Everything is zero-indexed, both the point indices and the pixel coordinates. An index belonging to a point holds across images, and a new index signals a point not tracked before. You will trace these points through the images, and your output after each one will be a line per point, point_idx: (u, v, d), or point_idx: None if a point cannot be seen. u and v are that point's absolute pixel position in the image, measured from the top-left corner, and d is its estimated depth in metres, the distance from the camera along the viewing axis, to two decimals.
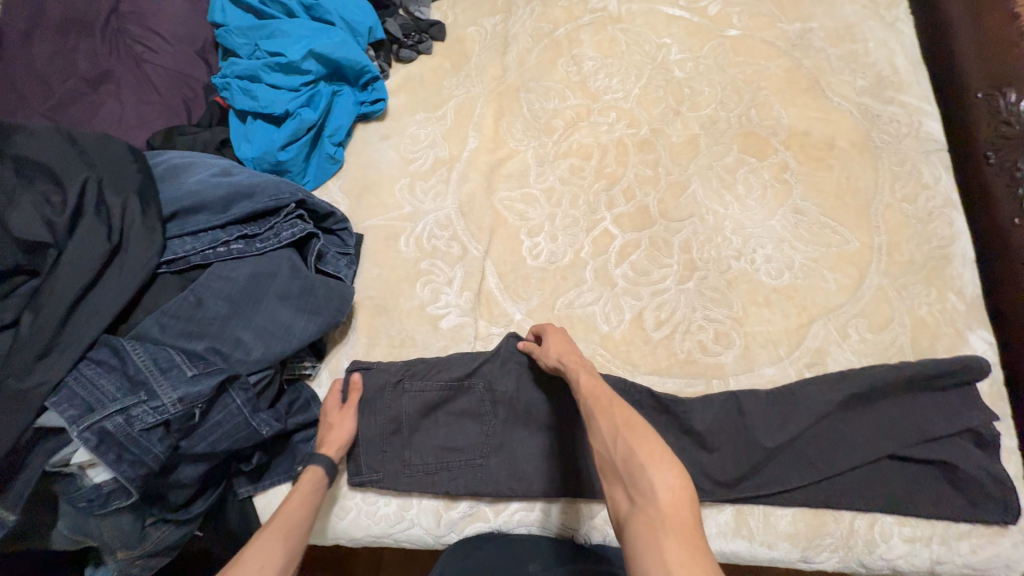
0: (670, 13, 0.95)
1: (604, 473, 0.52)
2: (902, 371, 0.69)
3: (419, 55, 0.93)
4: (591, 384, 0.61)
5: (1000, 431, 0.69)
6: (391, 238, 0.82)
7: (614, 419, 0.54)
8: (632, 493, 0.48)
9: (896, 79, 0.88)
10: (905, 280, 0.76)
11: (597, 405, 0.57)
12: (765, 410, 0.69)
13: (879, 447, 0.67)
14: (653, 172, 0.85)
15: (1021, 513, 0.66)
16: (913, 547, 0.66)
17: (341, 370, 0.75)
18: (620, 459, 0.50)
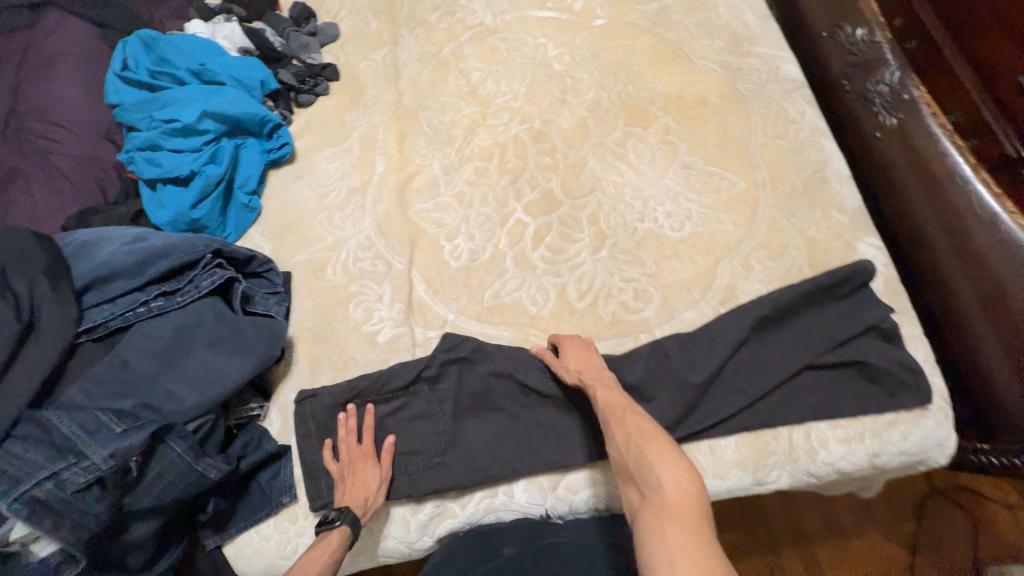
0: (541, 16, 1.03)
1: (621, 476, 0.58)
2: (803, 287, 0.74)
3: (318, 97, 0.99)
4: (607, 395, 0.66)
5: (899, 321, 0.75)
6: (318, 269, 0.85)
7: (628, 427, 0.60)
8: (643, 491, 0.53)
9: (749, 34, 0.97)
10: (792, 207, 0.83)
11: (612, 415, 0.64)
12: (690, 352, 0.74)
13: (796, 360, 0.72)
14: (552, 159, 0.91)
15: (935, 393, 0.72)
16: (852, 448, 0.70)
17: (289, 404, 0.77)
18: (633, 461, 0.56)
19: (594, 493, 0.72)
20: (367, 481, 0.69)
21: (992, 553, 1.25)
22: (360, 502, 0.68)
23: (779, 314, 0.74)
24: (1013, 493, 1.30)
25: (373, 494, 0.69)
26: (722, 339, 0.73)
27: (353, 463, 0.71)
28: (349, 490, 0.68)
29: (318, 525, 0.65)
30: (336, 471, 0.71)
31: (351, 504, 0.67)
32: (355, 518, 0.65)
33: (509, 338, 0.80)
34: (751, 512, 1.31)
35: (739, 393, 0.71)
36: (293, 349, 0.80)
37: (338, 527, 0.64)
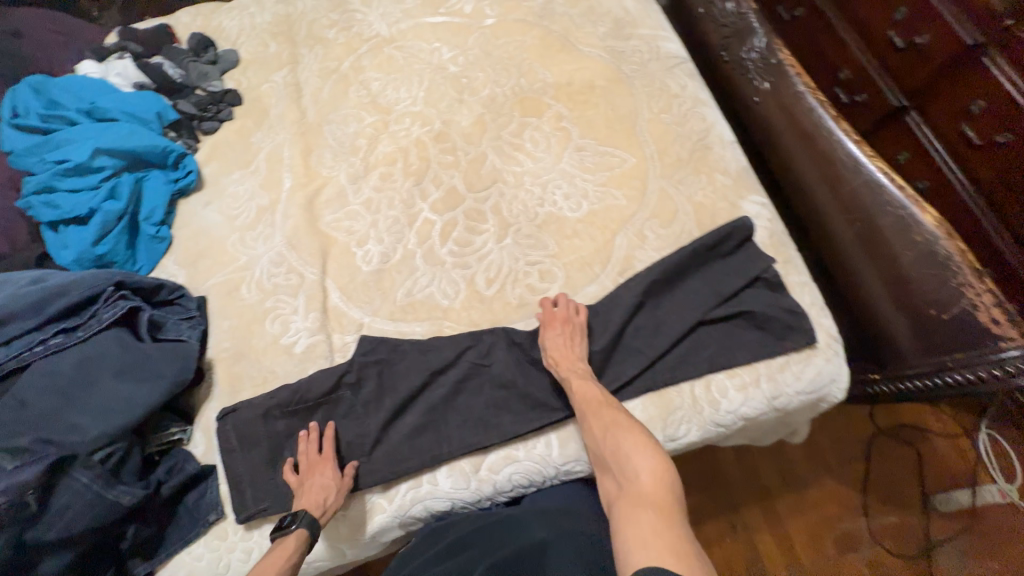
0: (434, 21, 1.07)
1: (600, 467, 0.65)
2: (688, 248, 0.78)
3: (222, 123, 1.01)
4: (583, 389, 0.70)
5: (783, 270, 0.80)
6: (233, 290, 0.87)
7: (605, 420, 0.66)
8: (622, 480, 0.60)
9: (630, 19, 1.02)
10: (679, 175, 0.87)
11: (588, 408, 0.69)
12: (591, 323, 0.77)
13: (687, 318, 0.76)
14: (453, 157, 0.94)
15: (820, 333, 0.77)
16: (750, 393, 0.74)
17: (211, 424, 0.77)
18: (612, 454, 0.63)
19: (515, 469, 0.74)
20: (325, 485, 0.68)
21: (940, 483, 1.30)
22: (318, 505, 0.67)
23: (667, 278, 0.78)
24: (951, 423, 1.36)
25: (330, 500, 0.68)
26: (619, 307, 0.77)
27: (312, 470, 0.70)
28: (307, 494, 0.68)
29: (275, 531, 0.65)
30: (296, 476, 0.70)
31: (310, 508, 0.66)
32: (310, 524, 0.65)
33: (423, 332, 0.82)
34: (711, 477, 1.34)
35: (637, 356, 0.75)
36: (213, 371, 0.81)
37: (293, 531, 0.64)
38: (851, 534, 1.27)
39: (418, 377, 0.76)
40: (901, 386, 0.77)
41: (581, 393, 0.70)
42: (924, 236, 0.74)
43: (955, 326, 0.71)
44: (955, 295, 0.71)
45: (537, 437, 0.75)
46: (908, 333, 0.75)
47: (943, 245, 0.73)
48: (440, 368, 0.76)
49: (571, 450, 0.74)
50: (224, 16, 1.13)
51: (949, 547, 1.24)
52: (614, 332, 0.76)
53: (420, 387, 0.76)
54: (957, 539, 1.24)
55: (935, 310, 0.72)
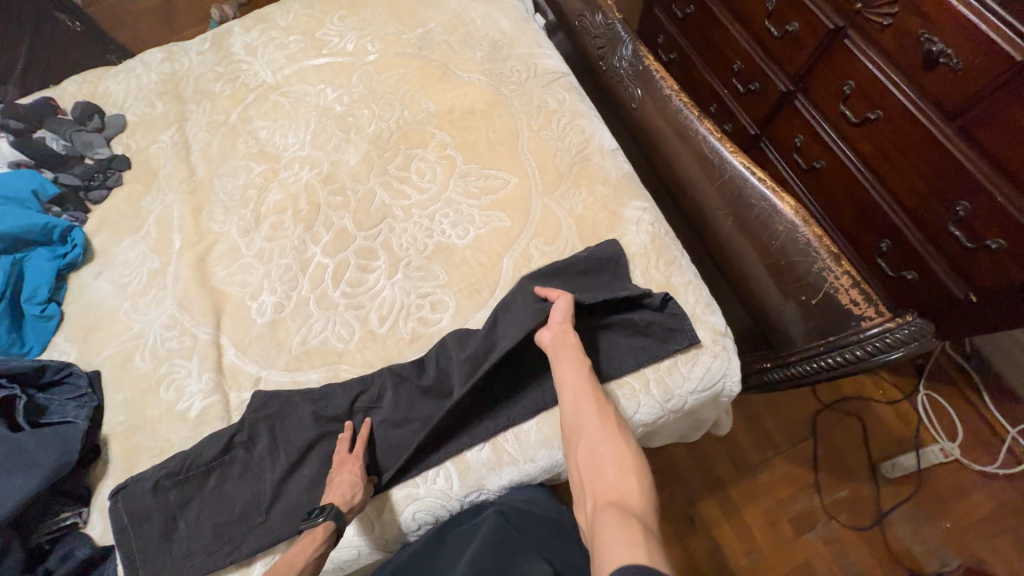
0: (317, 63, 1.08)
1: (584, 467, 0.59)
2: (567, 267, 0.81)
3: (111, 190, 1.00)
4: (587, 383, 0.67)
5: (664, 273, 0.82)
6: (126, 360, 0.85)
7: (606, 421, 0.62)
8: (613, 489, 0.55)
9: (506, 40, 1.05)
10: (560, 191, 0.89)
11: (592, 402, 0.65)
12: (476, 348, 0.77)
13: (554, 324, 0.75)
14: (343, 198, 0.95)
15: (702, 330, 0.78)
16: (642, 400, 0.75)
17: (105, 502, 0.75)
18: (608, 457, 0.58)
19: (418, 507, 0.73)
20: (353, 481, 0.69)
21: (885, 451, 1.31)
22: (344, 498, 0.68)
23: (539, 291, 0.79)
24: (893, 390, 1.38)
25: (359, 493, 0.69)
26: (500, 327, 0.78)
27: (339, 467, 0.72)
28: (334, 489, 0.69)
29: (304, 524, 0.66)
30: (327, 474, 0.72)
31: (337, 501, 0.67)
32: (337, 516, 0.65)
33: (318, 379, 0.81)
34: (665, 475, 1.31)
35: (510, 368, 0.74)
36: (108, 447, 0.80)
37: (321, 523, 0.65)
38: (806, 513, 1.26)
39: (311, 428, 0.75)
40: (789, 372, 0.75)
41: (589, 389, 0.66)
42: (786, 225, 0.76)
43: (824, 309, 0.73)
44: (820, 280, 0.73)
45: (436, 472, 0.74)
46: (798, 321, 0.76)
47: (804, 232, 0.74)
48: (334, 416, 0.76)
49: (473, 480, 0.74)
50: (110, 80, 1.13)
51: (900, 513, 1.24)
52: (493, 347, 0.76)
53: (315, 437, 0.75)
54: (908, 504, 1.25)
55: (806, 295, 0.74)
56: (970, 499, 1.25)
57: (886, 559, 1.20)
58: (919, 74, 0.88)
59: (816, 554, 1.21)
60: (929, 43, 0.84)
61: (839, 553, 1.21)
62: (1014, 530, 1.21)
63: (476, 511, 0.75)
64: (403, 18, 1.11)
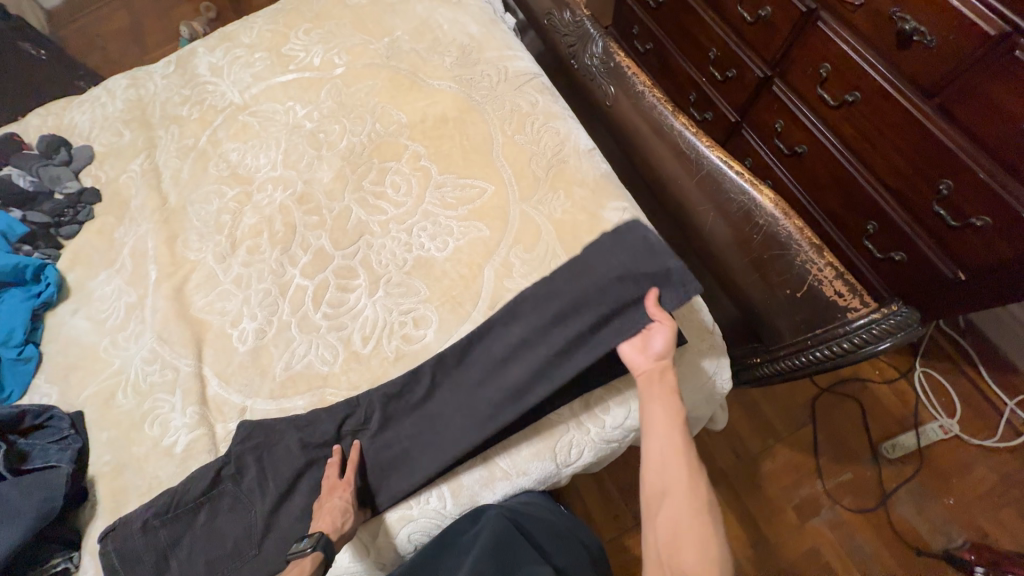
0: (284, 79, 1.06)
1: (664, 539, 0.58)
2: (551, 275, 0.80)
3: (82, 224, 0.99)
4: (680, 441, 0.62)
5: None
6: (108, 398, 0.84)
7: (695, 493, 0.59)
8: (690, 560, 0.55)
9: (475, 45, 1.03)
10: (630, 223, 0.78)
11: (685, 468, 0.61)
12: (497, 371, 0.75)
13: (593, 349, 0.71)
14: (319, 217, 0.93)
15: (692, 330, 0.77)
16: (684, 386, 0.76)
17: (95, 544, 0.74)
18: (693, 538, 0.56)
19: (413, 528, 0.72)
20: (344, 507, 0.69)
21: (885, 431, 1.31)
22: (335, 526, 0.67)
23: (581, 316, 0.73)
24: (889, 369, 1.38)
25: (349, 518, 0.68)
26: (532, 344, 0.75)
27: (331, 490, 0.71)
28: (324, 516, 0.68)
29: (291, 554, 0.63)
30: (319, 501, 0.71)
31: (327, 530, 0.66)
32: (325, 543, 0.64)
33: (305, 406, 0.80)
34: None
35: (527, 392, 0.72)
36: (96, 488, 0.79)
37: (310, 553, 0.62)
38: (810, 499, 1.25)
39: (299, 456, 0.74)
40: (779, 367, 0.74)
41: (673, 441, 0.62)
42: (768, 218, 0.75)
43: (808, 302, 0.72)
44: (803, 272, 0.72)
45: (429, 492, 0.73)
46: (785, 316, 0.75)
47: (785, 225, 0.73)
48: (322, 442, 0.75)
49: (466, 498, 0.73)
50: (75, 110, 1.10)
51: (903, 492, 1.24)
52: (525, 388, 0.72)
53: (304, 465, 0.74)
54: (911, 483, 1.25)
55: (791, 289, 0.73)
56: (973, 475, 1.25)
57: (892, 539, 1.20)
58: (895, 53, 0.87)
59: (822, 540, 1.21)
60: (903, 21, 0.82)
61: (846, 536, 1.21)
62: (1016, 502, 1.21)
63: (478, 513, 0.71)
64: (369, 27, 1.09)
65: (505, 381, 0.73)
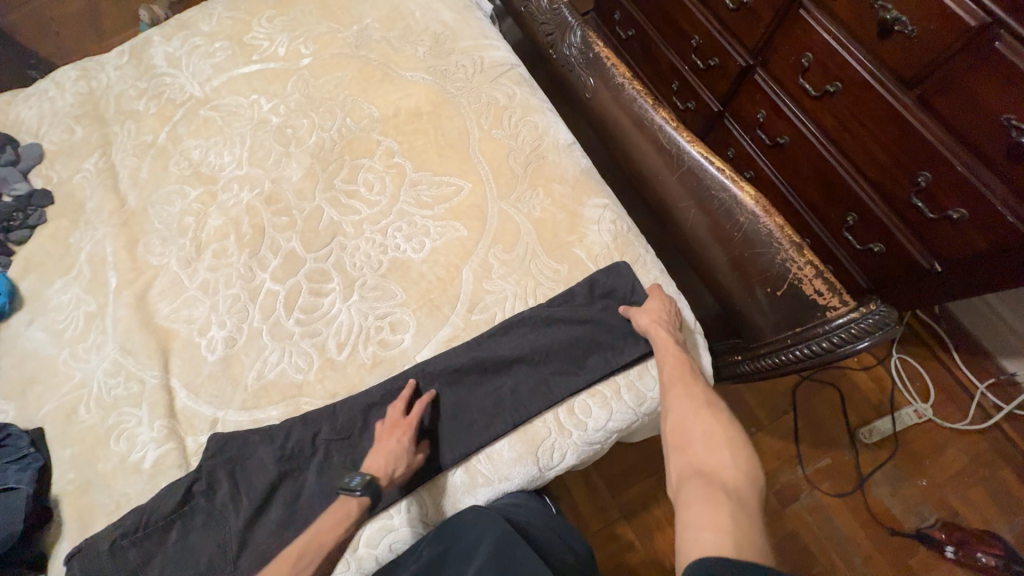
0: (247, 71, 1.00)
1: (672, 442, 0.59)
2: (530, 281, 0.80)
3: (34, 228, 0.92)
4: (676, 362, 0.68)
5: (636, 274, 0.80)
6: (70, 413, 0.80)
7: (699, 396, 0.62)
8: (696, 450, 0.56)
9: (450, 33, 0.99)
10: (618, 259, 0.81)
11: (686, 381, 0.65)
12: (491, 395, 0.74)
13: (589, 369, 0.75)
14: (289, 218, 0.89)
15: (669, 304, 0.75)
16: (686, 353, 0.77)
17: (61, 566, 0.71)
18: (698, 433, 0.58)
19: (394, 539, 0.70)
20: (397, 455, 0.68)
21: (862, 417, 1.34)
22: (385, 471, 0.67)
23: (576, 349, 0.75)
24: (867, 356, 1.41)
25: (400, 467, 0.68)
26: (525, 359, 0.75)
27: (390, 430, 0.71)
28: (378, 456, 0.68)
29: (341, 489, 0.65)
30: (378, 431, 0.72)
31: (377, 475, 0.67)
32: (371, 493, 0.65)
33: (279, 415, 0.77)
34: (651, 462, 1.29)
35: (524, 407, 0.73)
36: (60, 508, 0.75)
37: (360, 496, 0.65)
38: (791, 485, 1.27)
39: (271, 470, 0.72)
40: (760, 364, 0.74)
41: (682, 374, 0.66)
42: (748, 216, 0.74)
43: (788, 300, 0.72)
44: (782, 271, 0.71)
45: (409, 500, 0.72)
46: (767, 312, 0.74)
47: (765, 223, 0.72)
48: (296, 453, 0.73)
49: (450, 502, 0.72)
50: (21, 105, 1.03)
51: (879, 474, 1.27)
52: (519, 403, 0.74)
53: (277, 478, 0.72)
54: (886, 465, 1.28)
55: (770, 287, 0.73)
56: (944, 456, 1.29)
57: (869, 520, 1.23)
58: (876, 43, 0.85)
59: (803, 524, 1.23)
60: (885, 11, 0.81)
61: (825, 519, 1.23)
62: (984, 480, 1.26)
63: (477, 519, 0.67)
64: (335, 14, 1.03)
65: (498, 393, 0.74)
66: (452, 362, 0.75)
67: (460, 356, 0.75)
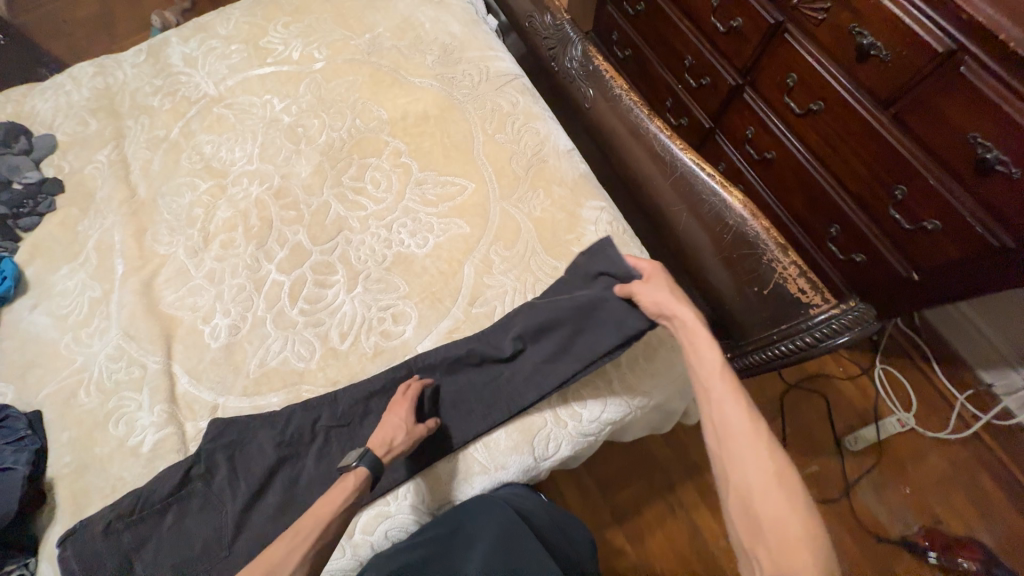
0: (262, 72, 1.04)
1: (739, 525, 0.53)
2: (530, 277, 0.83)
3: (43, 216, 0.94)
4: (732, 409, 0.58)
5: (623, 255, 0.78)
6: (70, 397, 0.81)
7: (767, 466, 0.54)
8: (769, 546, 0.50)
9: (458, 44, 1.04)
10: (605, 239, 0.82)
11: (748, 439, 0.56)
12: (487, 383, 0.77)
13: (579, 355, 0.75)
14: (296, 212, 0.92)
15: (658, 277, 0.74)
16: (682, 350, 0.80)
17: (53, 549, 0.71)
18: (769, 523, 0.51)
19: (390, 525, 0.71)
20: (395, 425, 0.69)
21: (848, 424, 1.37)
22: (383, 443, 0.68)
23: (562, 336, 0.76)
24: (852, 365, 1.45)
25: (397, 443, 0.68)
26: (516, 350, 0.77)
27: (392, 408, 0.72)
28: (380, 429, 0.70)
29: (341, 467, 0.67)
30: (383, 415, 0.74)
31: (374, 446, 0.67)
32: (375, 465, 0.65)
33: (279, 402, 0.79)
34: (643, 466, 1.30)
35: (520, 396, 0.75)
36: (54, 491, 0.75)
37: (355, 468, 0.65)
38: None
39: (271, 454, 0.73)
40: (748, 361, 0.77)
41: (741, 425, 0.57)
42: (736, 218, 0.78)
43: (774, 299, 0.76)
44: (768, 270, 0.75)
45: (406, 487, 0.73)
46: (754, 310, 0.78)
47: (753, 225, 0.77)
48: (295, 439, 0.74)
49: (451, 489, 0.74)
50: (37, 97, 1.05)
51: (865, 481, 1.30)
52: (516, 392, 0.75)
53: (276, 462, 0.73)
54: (871, 473, 1.31)
55: (757, 287, 0.77)
56: (928, 463, 1.32)
57: (856, 527, 1.25)
58: (854, 66, 0.92)
59: None
60: (861, 36, 0.88)
61: None
62: (966, 487, 1.29)
63: (484, 505, 0.70)
64: (349, 22, 1.08)
65: (494, 381, 0.77)
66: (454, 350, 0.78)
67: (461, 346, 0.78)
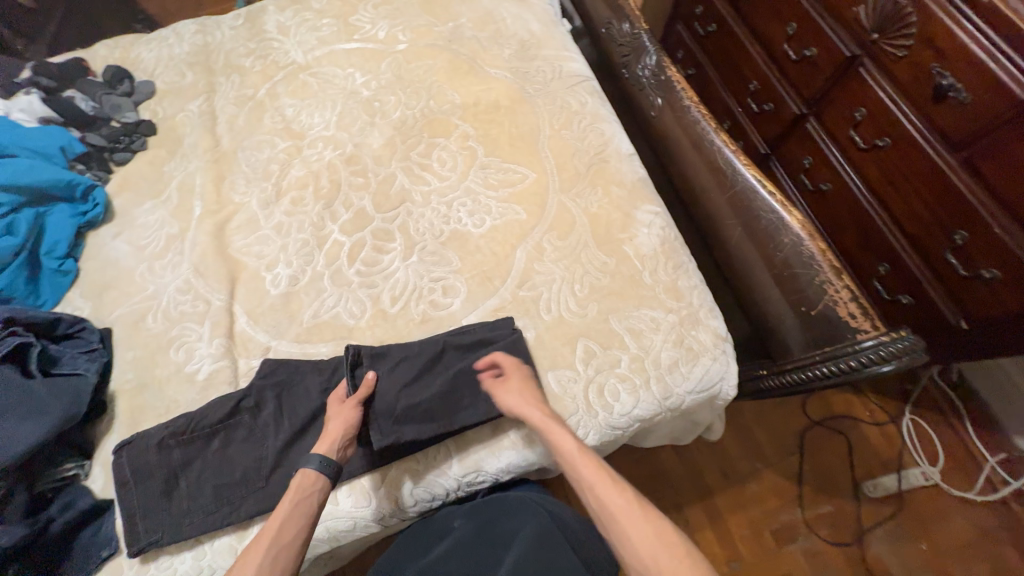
0: (348, 47, 1.11)
1: None
2: (579, 269, 0.86)
3: (135, 153, 1.02)
4: (602, 488, 0.63)
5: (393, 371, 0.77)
6: (138, 320, 0.87)
7: (646, 530, 0.58)
8: None
9: (535, 41, 1.09)
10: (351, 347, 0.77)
11: (624, 511, 0.61)
12: (472, 373, 0.77)
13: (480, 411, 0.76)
14: (364, 179, 0.97)
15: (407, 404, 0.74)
16: (717, 363, 0.81)
17: (109, 456, 0.77)
18: None
19: (416, 483, 0.74)
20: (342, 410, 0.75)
21: (869, 470, 1.34)
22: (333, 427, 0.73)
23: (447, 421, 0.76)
24: (880, 412, 1.41)
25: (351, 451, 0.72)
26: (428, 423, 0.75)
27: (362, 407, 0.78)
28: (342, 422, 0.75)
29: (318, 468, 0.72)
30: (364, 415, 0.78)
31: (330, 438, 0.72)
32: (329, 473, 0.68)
33: (328, 352, 0.83)
34: (654, 480, 1.30)
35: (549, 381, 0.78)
36: (115, 403, 0.81)
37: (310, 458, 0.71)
38: (790, 525, 1.27)
39: (316, 399, 0.77)
40: (784, 380, 0.78)
41: (612, 496, 0.62)
42: (792, 238, 0.79)
43: (820, 321, 0.76)
44: (819, 292, 0.76)
45: (437, 449, 0.76)
46: (798, 331, 0.78)
47: (808, 245, 0.77)
48: None
49: (476, 464, 0.76)
50: (142, 46, 1.14)
51: (881, 531, 1.27)
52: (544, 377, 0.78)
53: (319, 407, 0.77)
54: (889, 523, 1.27)
55: (805, 307, 0.77)
56: (951, 525, 1.28)
57: None
58: (928, 105, 0.92)
59: (797, 567, 1.22)
60: (941, 76, 0.88)
61: (821, 566, 1.23)
62: (992, 557, 1.24)
63: (523, 502, 0.74)
64: (435, 10, 1.14)
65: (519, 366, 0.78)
66: (407, 358, 0.78)
67: (422, 351, 0.79)
